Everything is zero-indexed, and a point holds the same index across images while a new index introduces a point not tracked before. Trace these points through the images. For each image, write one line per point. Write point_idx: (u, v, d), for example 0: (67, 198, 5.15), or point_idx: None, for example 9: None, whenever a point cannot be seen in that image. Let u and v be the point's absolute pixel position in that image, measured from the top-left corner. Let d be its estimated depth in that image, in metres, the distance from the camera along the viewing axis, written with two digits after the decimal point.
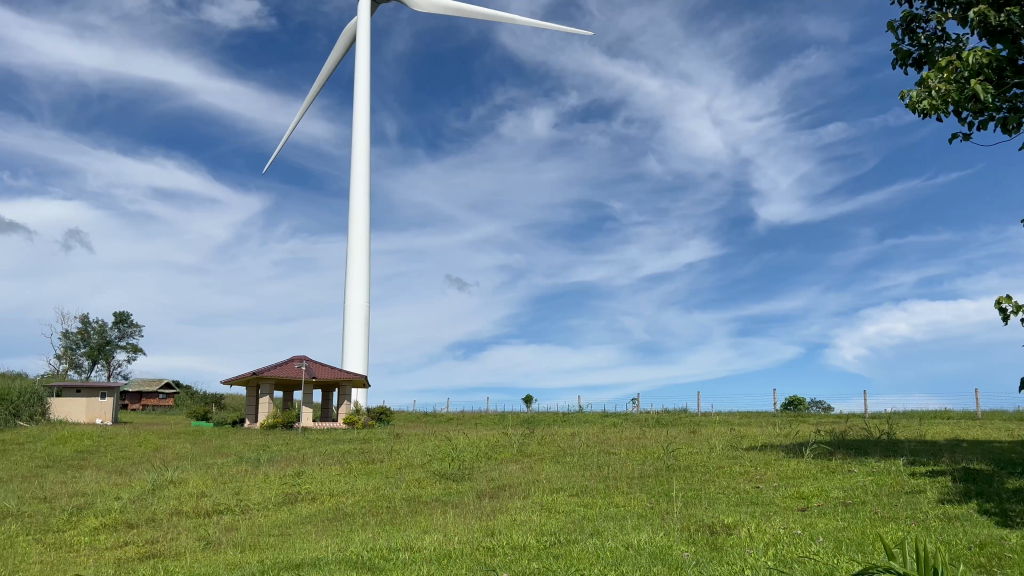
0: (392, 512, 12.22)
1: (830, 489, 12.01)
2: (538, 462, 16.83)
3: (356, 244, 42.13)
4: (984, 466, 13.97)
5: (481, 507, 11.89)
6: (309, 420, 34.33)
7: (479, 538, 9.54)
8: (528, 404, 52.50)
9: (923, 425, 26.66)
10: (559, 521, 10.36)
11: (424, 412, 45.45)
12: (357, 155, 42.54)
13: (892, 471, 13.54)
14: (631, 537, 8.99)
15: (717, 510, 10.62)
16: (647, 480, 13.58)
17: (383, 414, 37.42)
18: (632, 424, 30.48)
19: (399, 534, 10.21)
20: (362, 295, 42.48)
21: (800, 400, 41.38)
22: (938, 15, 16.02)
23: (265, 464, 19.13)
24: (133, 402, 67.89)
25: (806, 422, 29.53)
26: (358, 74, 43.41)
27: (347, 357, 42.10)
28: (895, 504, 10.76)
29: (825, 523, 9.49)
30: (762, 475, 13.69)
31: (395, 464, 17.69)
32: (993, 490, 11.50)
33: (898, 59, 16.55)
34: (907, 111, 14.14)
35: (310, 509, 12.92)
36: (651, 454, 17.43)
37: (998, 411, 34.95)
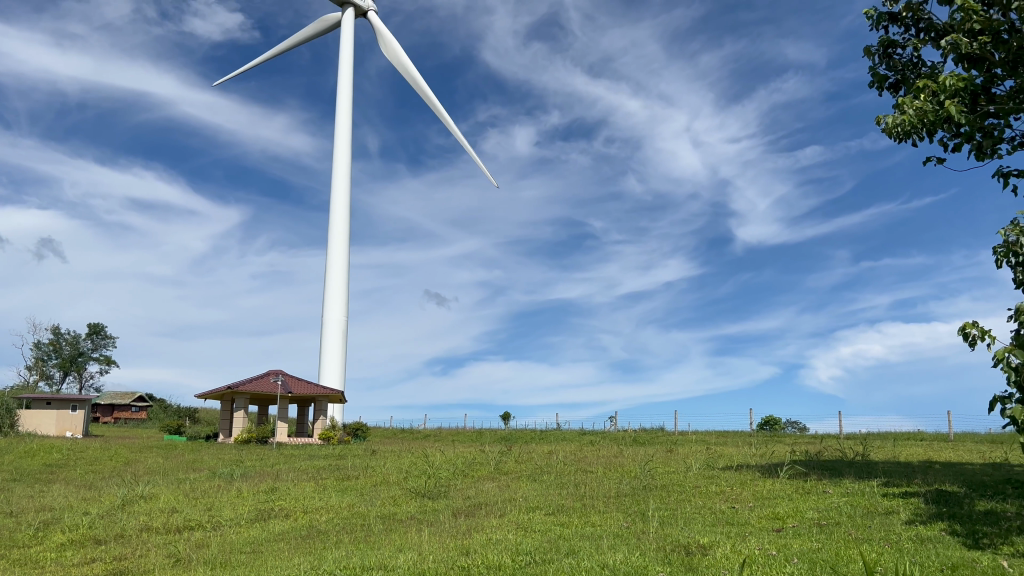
0: (367, 530, 12.12)
1: (805, 510, 12.08)
2: (515, 480, 16.81)
3: (336, 258, 41.95)
4: (956, 488, 14.11)
5: (456, 526, 11.78)
6: (283, 436, 33.98)
7: (455, 557, 9.46)
8: (506, 421, 52.33)
9: (897, 447, 26.85)
10: (535, 540, 10.32)
11: (401, 429, 45.19)
12: (338, 169, 42.46)
13: (866, 493, 13.62)
14: (607, 558, 8.96)
15: (692, 530, 10.65)
16: (624, 500, 13.54)
17: (358, 430, 37.37)
18: (609, 441, 30.71)
19: (373, 552, 10.12)
20: (340, 309, 42.24)
21: (775, 421, 41.57)
22: (914, 42, 16.39)
23: (238, 479, 18.96)
24: (104, 416, 66.72)
25: (782, 442, 29.73)
26: (341, 87, 43.43)
27: (324, 372, 41.84)
28: (870, 525, 10.82)
29: (800, 545, 9.50)
30: (738, 495, 13.73)
31: (370, 480, 17.58)
32: (966, 513, 11.59)
33: (874, 84, 16.96)
34: (884, 133, 14.37)
35: (282, 526, 12.73)
36: (628, 473, 17.48)
37: (968, 434, 35.49)
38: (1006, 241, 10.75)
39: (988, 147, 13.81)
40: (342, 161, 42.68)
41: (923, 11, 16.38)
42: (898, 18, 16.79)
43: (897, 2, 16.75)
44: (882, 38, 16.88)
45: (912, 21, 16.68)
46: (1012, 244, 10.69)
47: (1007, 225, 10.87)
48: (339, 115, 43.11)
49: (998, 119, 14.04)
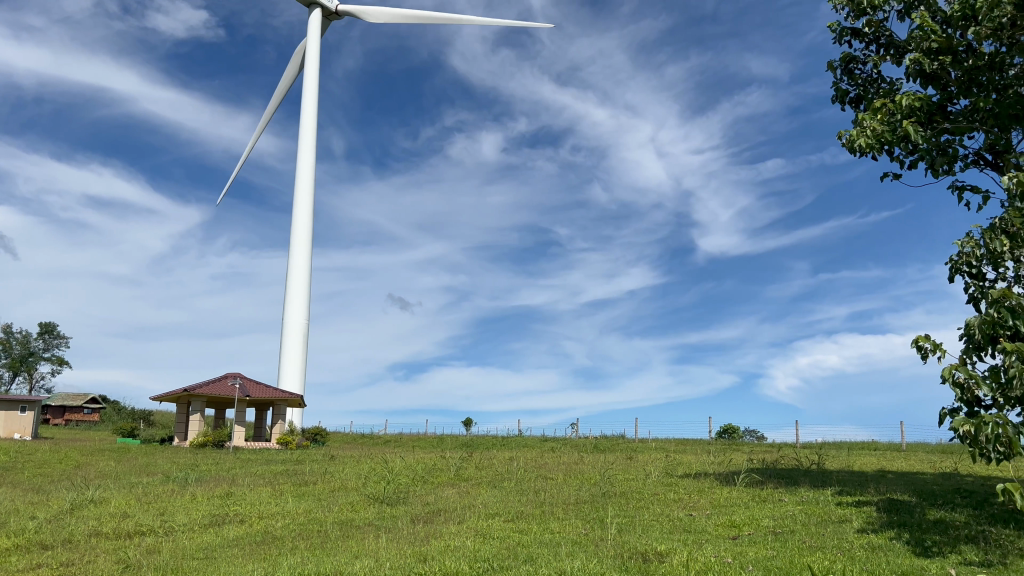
0: (322, 536, 11.98)
1: (761, 518, 12.20)
2: (474, 487, 16.73)
3: (298, 260, 41.53)
4: (907, 497, 14.36)
5: (415, 532, 11.71)
6: (240, 440, 33.52)
7: (412, 564, 9.37)
8: (467, 427, 52.19)
9: (851, 457, 27.29)
10: (493, 547, 10.30)
11: (361, 434, 44.75)
12: (302, 171, 42.06)
13: (820, 502, 13.80)
14: (565, 565, 8.96)
15: (650, 538, 10.70)
16: (582, 507, 13.59)
17: (317, 435, 37.01)
18: (569, 448, 30.85)
19: (327, 559, 10.00)
20: (301, 312, 41.77)
21: (734, 430, 42.02)
22: (875, 58, 16.77)
23: (193, 483, 18.61)
24: (54, 417, 64.97)
25: (740, 451, 30.01)
26: (307, 87, 43.08)
27: (284, 376, 41.35)
28: (824, 534, 10.98)
29: (755, 553, 9.61)
30: (696, 503, 13.87)
31: (328, 486, 17.32)
32: (916, 522, 11.82)
33: (836, 99, 17.33)
34: (845, 150, 14.65)
35: (236, 532, 12.50)
36: (588, 480, 17.55)
37: (920, 444, 36.21)
38: (961, 253, 10.97)
39: (943, 165, 14.15)
40: (306, 163, 42.28)
41: (884, 28, 16.75)
42: (860, 33, 17.17)
43: (859, 18, 17.13)
44: (844, 53, 17.26)
45: (873, 38, 17.07)
46: (966, 256, 10.92)
47: (962, 238, 11.08)
48: (304, 118, 42.72)
49: (953, 136, 14.40)
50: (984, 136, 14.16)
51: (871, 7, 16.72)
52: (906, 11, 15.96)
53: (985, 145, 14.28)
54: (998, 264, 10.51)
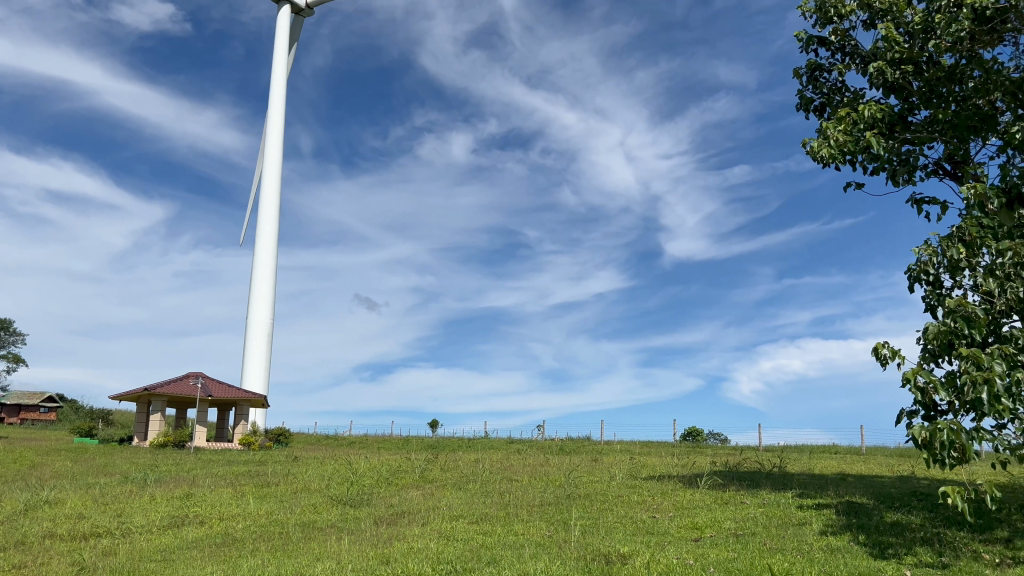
0: (285, 538, 11.87)
1: (722, 520, 12.34)
2: (440, 488, 16.69)
3: (263, 259, 41.05)
4: (866, 500, 14.63)
5: (378, 534, 11.64)
6: (201, 440, 33.07)
7: (375, 566, 9.33)
8: (434, 428, 52.02)
9: (811, 459, 27.74)
10: (457, 548, 10.32)
11: (326, 435, 44.38)
12: (268, 169, 41.60)
13: (781, 504, 14.00)
14: (528, 566, 8.97)
15: (613, 540, 10.79)
16: (546, 509, 13.63)
17: (280, 435, 36.67)
18: (535, 450, 30.92)
19: (289, 561, 9.90)
20: (266, 311, 41.34)
21: (697, 432, 42.37)
22: (840, 66, 17.06)
23: (152, 484, 18.30)
24: (9, 417, 63.41)
25: (703, 454, 30.30)
26: (275, 84, 42.63)
27: (247, 375, 40.89)
28: (784, 535, 11.14)
29: (717, 554, 9.73)
30: (658, 504, 14.01)
31: (291, 488, 17.11)
32: (874, 524, 12.05)
33: (801, 106, 17.60)
34: (809, 159, 14.88)
35: (196, 534, 12.30)
36: (553, 482, 17.58)
37: (879, 447, 36.69)
38: (919, 260, 11.18)
39: (904, 174, 14.41)
40: (272, 161, 41.81)
41: (850, 37, 17.04)
42: (827, 42, 17.44)
43: (826, 26, 17.40)
44: (810, 61, 17.52)
45: (839, 46, 17.36)
46: (924, 264, 11.12)
47: (921, 246, 11.28)
48: (271, 115, 42.28)
49: (913, 147, 14.69)
50: (942, 146, 14.48)
51: (838, 16, 16.99)
52: (871, 21, 16.25)
53: (944, 155, 14.60)
54: (955, 273, 10.73)
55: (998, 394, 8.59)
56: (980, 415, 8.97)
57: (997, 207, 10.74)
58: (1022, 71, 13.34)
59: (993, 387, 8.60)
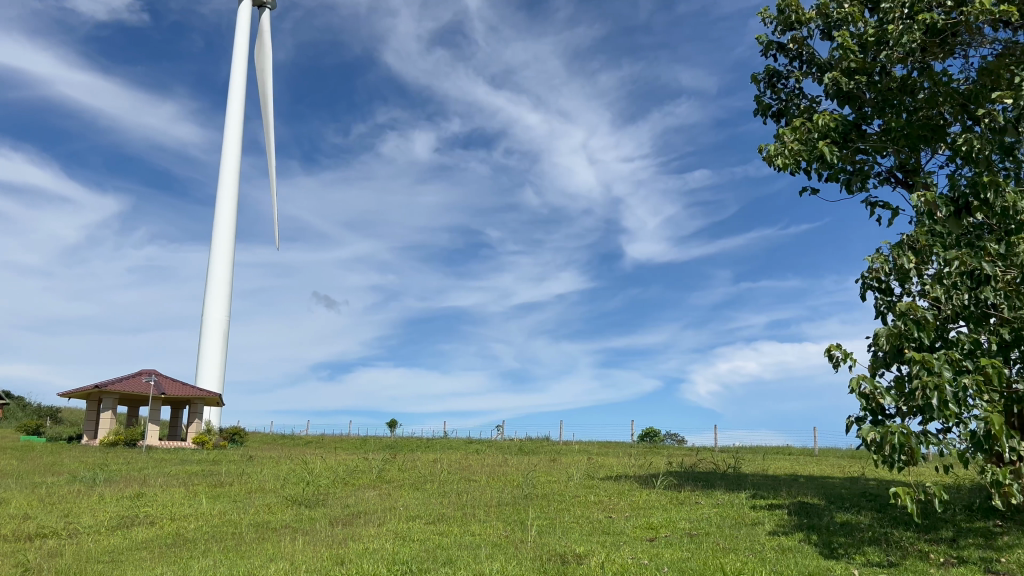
0: (237, 538, 11.70)
1: (677, 520, 12.50)
2: (397, 488, 16.62)
3: (220, 256, 40.43)
4: (817, 500, 14.90)
5: (334, 535, 11.56)
6: (154, 438, 32.46)
7: (328, 567, 9.26)
8: (393, 428, 51.69)
9: (765, 460, 28.26)
10: (412, 549, 10.28)
11: (283, 434, 43.81)
12: (227, 163, 40.97)
13: (734, 504, 14.20)
14: (484, 567, 8.98)
15: (569, 539, 10.86)
16: (503, 509, 13.65)
17: (235, 434, 36.18)
18: (494, 450, 30.90)
19: (242, 562, 9.76)
20: (223, 308, 40.71)
21: (655, 433, 42.78)
22: (797, 73, 17.38)
23: (101, 484, 17.88)
24: None
25: (661, 454, 30.61)
26: (235, 78, 42.01)
27: (202, 373, 40.23)
28: (736, 535, 11.30)
29: (671, 554, 9.85)
30: (615, 505, 14.11)
31: (244, 488, 16.85)
32: (824, 524, 12.30)
33: (759, 111, 17.90)
34: (765, 165, 15.15)
35: (146, 534, 12.07)
36: (510, 482, 17.65)
37: (832, 449, 37.47)
38: (870, 268, 11.40)
39: (857, 183, 14.73)
40: (231, 157, 41.20)
41: (807, 45, 17.37)
42: (786, 49, 17.75)
43: (785, 33, 17.71)
44: (769, 67, 17.82)
45: (797, 54, 17.69)
46: (875, 272, 11.35)
47: (873, 254, 11.51)
48: (230, 109, 41.65)
49: (866, 155, 15.01)
50: (895, 156, 14.82)
51: (798, 23, 17.30)
52: (828, 30, 16.60)
53: (895, 165, 14.96)
54: (904, 280, 10.99)
55: (946, 399, 8.81)
56: (927, 419, 9.19)
57: (946, 215, 11.06)
58: (970, 83, 13.73)
59: (943, 393, 8.83)
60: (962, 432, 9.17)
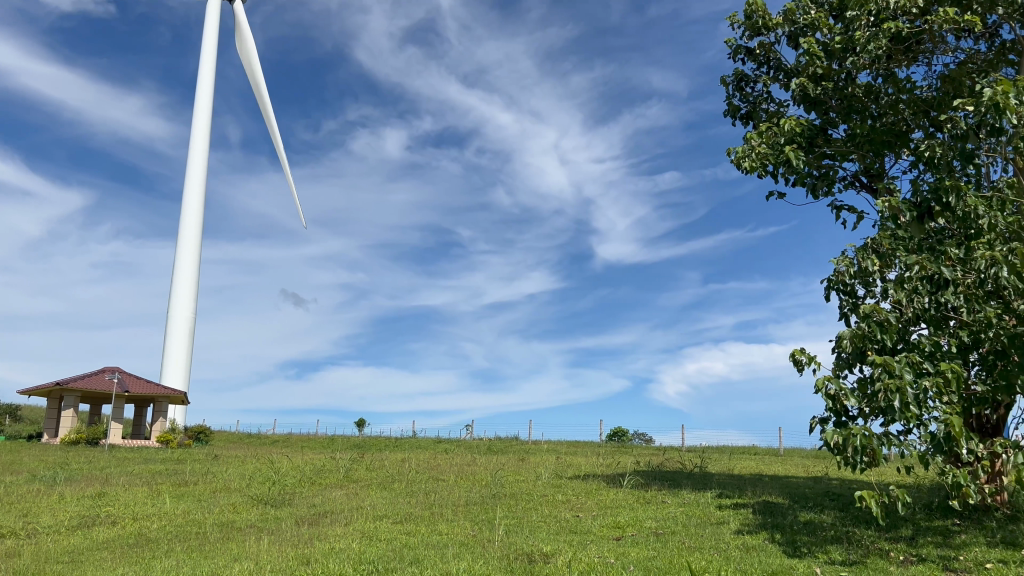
0: (201, 538, 11.56)
1: (643, 519, 12.59)
2: (365, 488, 16.49)
3: (187, 252, 39.88)
4: (781, 500, 15.11)
5: (299, 534, 11.45)
6: (116, 437, 31.92)
7: (294, 567, 9.19)
8: (360, 428, 51.38)
9: (731, 460, 28.60)
10: (379, 549, 10.22)
11: (249, 433, 43.30)
12: (194, 159, 40.43)
13: (701, 504, 14.34)
14: (451, 566, 8.97)
15: (537, 539, 10.88)
16: (471, 509, 13.64)
17: (200, 433, 35.73)
18: (462, 450, 30.87)
19: (205, 562, 9.64)
20: (189, 306, 40.16)
21: (623, 433, 43.05)
22: (765, 78, 17.58)
23: (61, 483, 17.53)
24: None
25: (629, 453, 30.80)
26: (204, 73, 41.45)
27: (167, 371, 39.67)
28: (702, 535, 11.40)
29: (637, 553, 9.90)
30: (582, 504, 14.16)
31: (209, 487, 16.65)
32: (788, 523, 12.46)
33: (728, 114, 18.07)
34: (733, 168, 15.33)
35: (107, 534, 11.87)
36: (479, 481, 17.63)
37: (796, 449, 37.98)
38: (836, 270, 11.56)
39: (824, 187, 14.92)
40: (199, 152, 40.64)
41: (775, 51, 17.59)
42: (754, 53, 17.96)
43: (753, 38, 17.92)
44: (737, 71, 18.00)
45: (765, 59, 17.90)
46: (840, 275, 11.52)
47: (838, 257, 11.67)
48: (198, 104, 41.09)
49: (832, 161, 15.26)
50: (860, 160, 15.08)
51: (764, 28, 17.51)
52: (795, 36, 16.81)
53: (860, 170, 15.23)
54: (868, 283, 11.18)
55: (908, 401, 9.00)
56: (889, 421, 9.37)
57: (909, 220, 11.25)
58: (933, 91, 14.02)
59: (904, 395, 9.00)
60: (922, 434, 9.37)
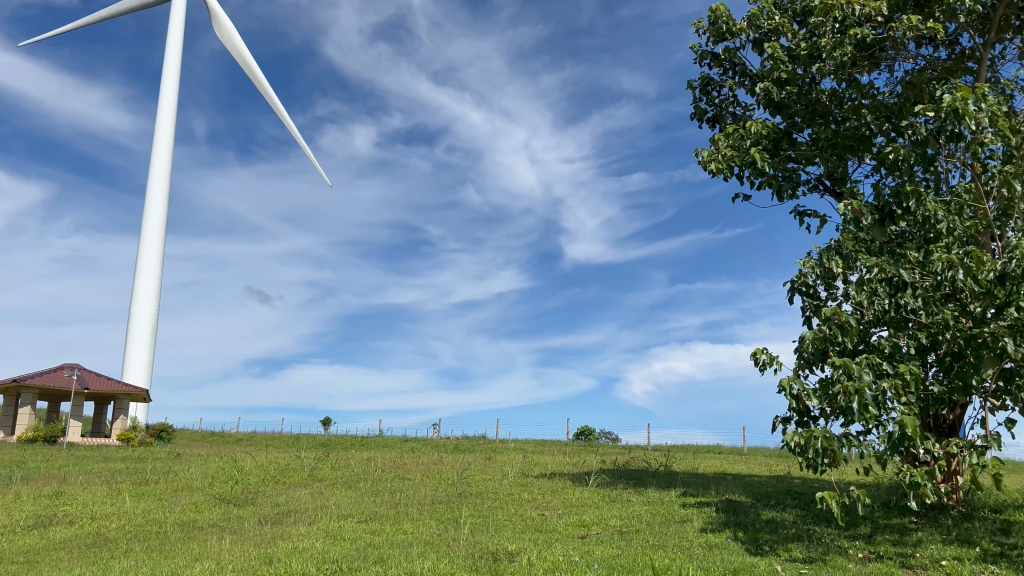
0: (161, 538, 11.39)
1: (609, 518, 12.66)
2: (329, 488, 16.35)
3: (150, 247, 39.25)
4: (744, 498, 15.31)
5: (262, 534, 11.32)
6: (75, 435, 31.30)
7: (256, 567, 9.11)
8: (326, 427, 50.97)
9: (696, 459, 28.90)
10: (343, 548, 10.15)
11: (212, 431, 42.73)
12: (159, 152, 39.80)
13: (665, 502, 14.47)
14: (415, 565, 8.94)
15: (502, 537, 10.90)
16: (437, 507, 13.63)
17: (162, 431, 35.18)
18: (429, 449, 30.81)
19: (165, 562, 9.50)
20: (151, 302, 39.53)
21: (590, 431, 43.28)
22: (731, 82, 17.77)
23: (16, 482, 17.15)
24: None
25: (596, 452, 30.96)
26: (169, 65, 40.82)
27: (128, 368, 39.02)
28: (665, 533, 11.49)
29: (601, 551, 9.95)
30: (548, 502, 14.21)
31: (170, 486, 16.43)
32: (750, 521, 12.62)
33: (694, 117, 18.23)
34: (700, 170, 15.46)
35: (64, 534, 11.65)
36: (445, 480, 17.59)
37: (760, 448, 38.48)
38: (800, 271, 11.72)
39: (788, 189, 15.11)
40: (163, 146, 40.01)
41: (740, 56, 17.80)
42: (719, 58, 18.15)
43: (719, 43, 18.11)
44: (703, 75, 18.18)
45: (730, 64, 18.10)
46: (804, 276, 11.69)
47: (803, 258, 11.83)
48: (163, 97, 40.46)
49: (796, 164, 15.48)
50: (823, 164, 15.31)
51: (729, 33, 17.72)
52: (760, 41, 17.03)
53: (824, 173, 15.45)
54: (831, 285, 11.35)
55: (866, 403, 9.16)
56: (849, 422, 9.52)
57: (871, 223, 11.41)
58: (895, 97, 14.27)
59: (863, 397, 9.16)
60: (881, 434, 9.53)
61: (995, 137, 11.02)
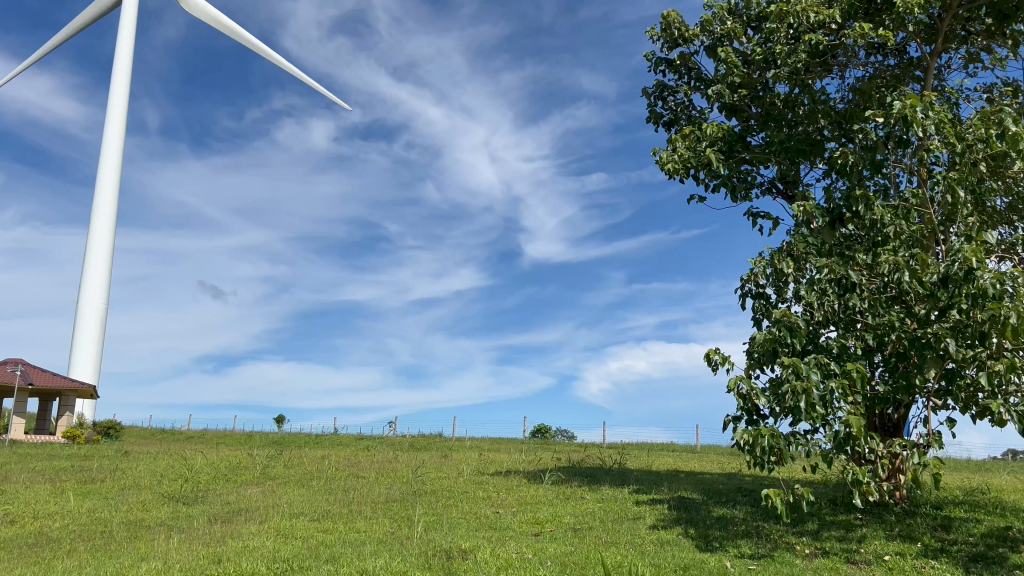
0: (107, 538, 11.12)
1: (563, 515, 12.76)
2: (281, 486, 16.14)
3: (99, 240, 38.32)
4: (695, 495, 15.54)
5: (210, 533, 11.12)
6: (17, 432, 30.37)
7: (205, 566, 8.97)
8: (279, 424, 50.28)
9: (650, 457, 29.18)
10: (294, 547, 10.01)
11: (161, 429, 41.84)
12: (109, 144, 38.86)
13: (619, 499, 14.62)
14: (367, 563, 8.90)
15: (455, 535, 10.89)
16: (392, 505, 13.57)
17: (109, 429, 34.36)
18: (384, 447, 30.63)
19: (109, 562, 9.29)
20: (100, 296, 38.61)
21: (546, 429, 43.45)
22: (685, 87, 17.99)
23: None
24: None
25: (551, 450, 31.07)
26: (120, 55, 39.87)
27: (75, 364, 38.07)
28: (618, 530, 11.60)
29: (554, 549, 10.01)
30: (503, 500, 14.25)
31: (118, 484, 16.07)
32: (701, 518, 12.80)
33: (650, 121, 18.40)
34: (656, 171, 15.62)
35: (4, 534, 11.31)
36: (399, 478, 17.51)
37: (714, 445, 38.96)
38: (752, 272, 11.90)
39: (742, 192, 15.34)
40: (114, 137, 39.09)
41: (694, 61, 18.03)
42: (673, 64, 18.36)
43: (673, 49, 18.31)
44: (658, 80, 18.37)
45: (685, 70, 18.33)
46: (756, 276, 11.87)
47: (756, 258, 12.02)
48: (114, 88, 39.51)
49: (750, 166, 15.72)
50: (776, 167, 15.56)
51: (682, 39, 17.96)
52: (713, 47, 17.28)
53: (777, 176, 15.71)
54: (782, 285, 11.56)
55: (813, 402, 9.36)
56: (796, 420, 9.72)
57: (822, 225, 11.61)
58: (845, 103, 14.59)
59: (810, 396, 9.36)
60: (827, 432, 9.74)
61: (940, 144, 11.35)
